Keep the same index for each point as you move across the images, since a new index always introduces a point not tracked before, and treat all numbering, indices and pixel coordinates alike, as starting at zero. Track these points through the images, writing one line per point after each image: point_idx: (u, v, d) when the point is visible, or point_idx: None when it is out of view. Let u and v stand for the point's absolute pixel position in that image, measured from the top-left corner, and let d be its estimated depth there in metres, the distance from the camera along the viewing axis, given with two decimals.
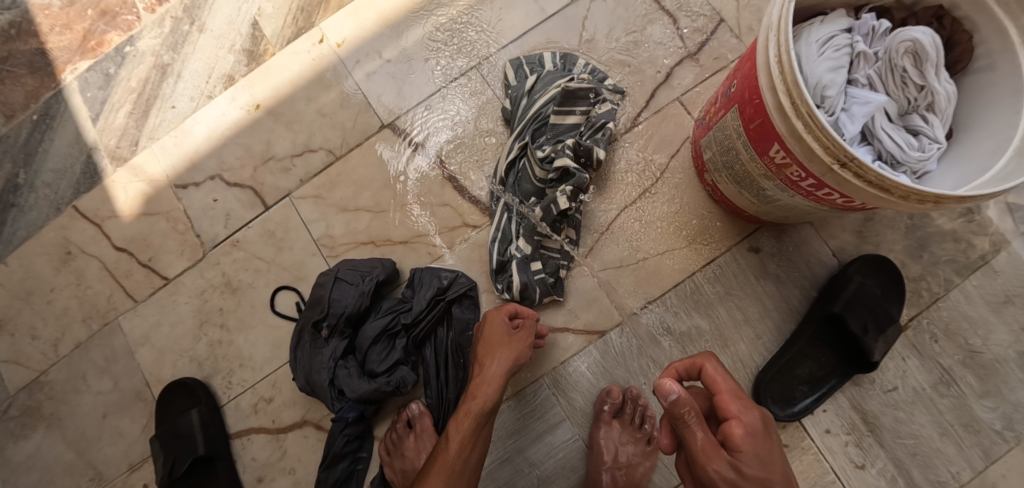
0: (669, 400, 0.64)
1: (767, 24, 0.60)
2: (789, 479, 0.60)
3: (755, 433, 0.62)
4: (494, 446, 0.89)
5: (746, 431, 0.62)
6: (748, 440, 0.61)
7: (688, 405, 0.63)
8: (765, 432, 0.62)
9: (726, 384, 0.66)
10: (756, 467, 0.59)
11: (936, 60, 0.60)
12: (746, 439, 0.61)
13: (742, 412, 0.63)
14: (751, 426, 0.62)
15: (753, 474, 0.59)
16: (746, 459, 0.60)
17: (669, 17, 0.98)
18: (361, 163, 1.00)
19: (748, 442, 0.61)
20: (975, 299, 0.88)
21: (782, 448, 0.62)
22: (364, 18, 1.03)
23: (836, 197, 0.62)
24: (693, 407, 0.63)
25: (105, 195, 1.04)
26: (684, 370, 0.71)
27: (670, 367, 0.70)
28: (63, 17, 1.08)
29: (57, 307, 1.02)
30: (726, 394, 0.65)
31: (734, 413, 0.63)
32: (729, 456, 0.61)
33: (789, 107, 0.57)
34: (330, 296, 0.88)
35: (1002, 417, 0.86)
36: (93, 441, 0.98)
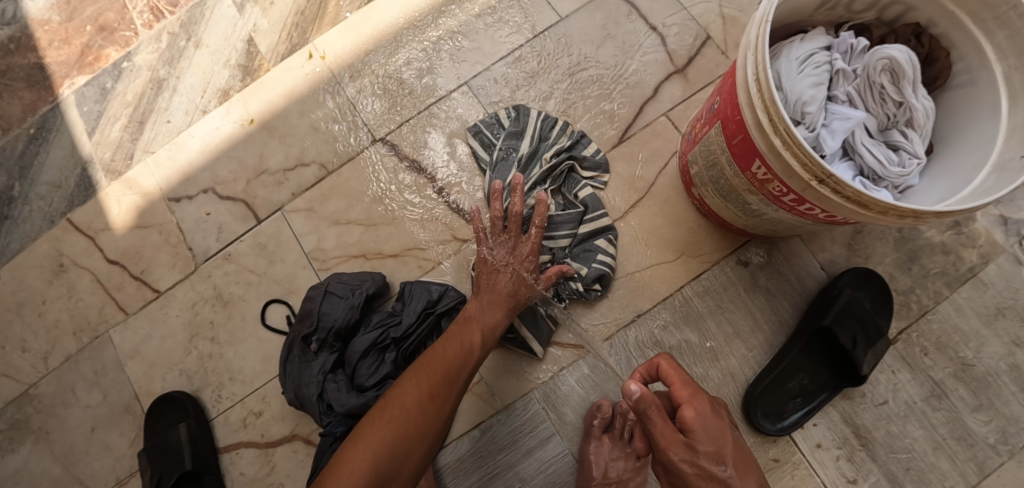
0: (632, 398, 0.61)
1: (746, 43, 0.61)
2: (740, 455, 0.60)
3: (706, 415, 0.62)
4: (482, 462, 0.88)
5: (697, 414, 0.62)
6: (700, 422, 0.61)
7: (651, 399, 0.61)
8: (713, 410, 0.63)
9: (675, 373, 0.66)
10: (709, 443, 0.59)
11: (913, 77, 0.61)
12: (697, 420, 0.61)
13: (691, 396, 0.63)
14: (703, 409, 0.62)
15: (707, 451, 0.59)
16: (700, 438, 0.60)
17: (657, 33, 1.00)
18: (353, 177, 1.01)
19: (699, 422, 0.61)
20: (966, 312, 0.89)
21: (731, 427, 0.63)
22: (357, 34, 1.05)
23: (818, 212, 0.62)
24: (655, 398, 0.61)
25: (98, 208, 1.04)
26: (644, 373, 0.69)
27: (633, 370, 0.68)
28: (61, 32, 1.10)
29: (48, 320, 1.02)
30: (680, 384, 0.65)
31: (684, 398, 0.63)
32: (686, 436, 0.60)
33: (767, 124, 0.58)
34: (320, 310, 0.88)
35: (996, 430, 0.86)
36: (80, 455, 0.97)
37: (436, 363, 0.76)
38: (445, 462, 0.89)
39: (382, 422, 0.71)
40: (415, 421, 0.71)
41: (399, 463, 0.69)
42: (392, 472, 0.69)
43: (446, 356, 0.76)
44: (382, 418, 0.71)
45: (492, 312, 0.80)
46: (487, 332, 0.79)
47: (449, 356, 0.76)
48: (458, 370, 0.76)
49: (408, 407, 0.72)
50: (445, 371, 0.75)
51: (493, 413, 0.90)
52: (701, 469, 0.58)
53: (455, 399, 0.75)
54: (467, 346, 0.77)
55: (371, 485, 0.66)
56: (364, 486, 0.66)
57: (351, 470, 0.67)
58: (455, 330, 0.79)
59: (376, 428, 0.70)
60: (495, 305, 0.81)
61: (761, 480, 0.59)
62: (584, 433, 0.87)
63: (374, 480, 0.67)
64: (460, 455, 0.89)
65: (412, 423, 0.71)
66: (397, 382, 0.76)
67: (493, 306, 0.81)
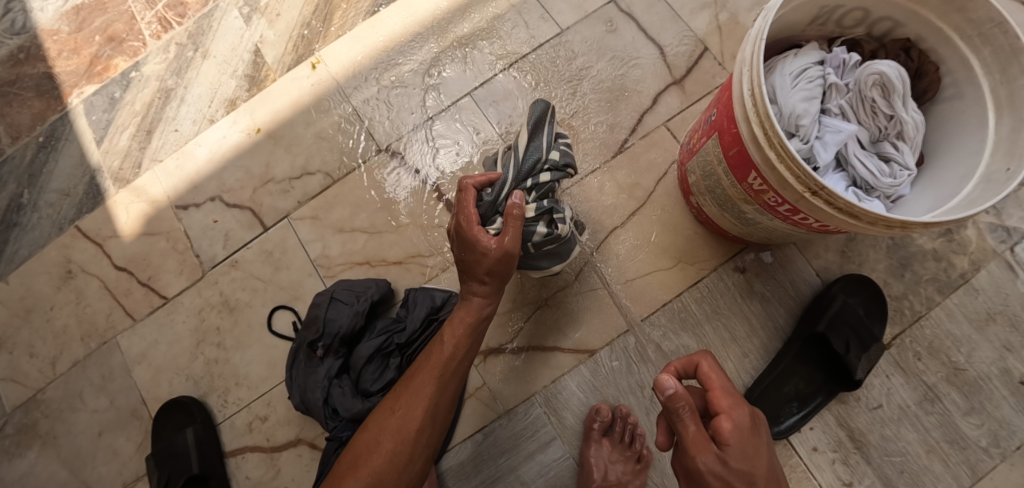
0: (665, 394, 0.63)
1: (741, 59, 0.63)
2: (770, 470, 0.62)
3: (742, 428, 0.62)
4: (485, 465, 0.90)
5: (733, 426, 0.62)
6: (736, 435, 0.62)
7: (684, 399, 0.63)
8: (750, 427, 0.63)
9: (718, 383, 0.65)
10: (740, 458, 0.60)
11: (903, 91, 0.63)
12: (733, 432, 0.62)
13: (732, 410, 0.63)
14: (739, 423, 0.62)
15: (737, 466, 0.60)
16: (732, 452, 0.60)
17: (655, 45, 1.02)
18: (357, 186, 1.03)
19: (735, 435, 0.61)
20: (957, 317, 0.91)
21: (767, 443, 0.63)
22: (361, 45, 1.07)
23: (811, 222, 0.64)
24: (688, 401, 0.63)
25: (107, 216, 1.06)
26: (681, 369, 0.69)
27: (669, 365, 0.69)
28: (70, 42, 1.12)
29: (56, 326, 1.03)
30: (720, 395, 0.65)
31: (725, 409, 0.63)
32: (717, 448, 0.61)
33: (762, 137, 0.60)
34: (326, 316, 0.89)
35: (988, 434, 0.87)
36: (88, 459, 0.99)
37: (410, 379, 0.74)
38: (448, 466, 0.90)
39: (361, 450, 0.71)
40: (389, 441, 0.70)
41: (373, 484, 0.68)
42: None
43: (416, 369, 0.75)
44: (362, 446, 0.71)
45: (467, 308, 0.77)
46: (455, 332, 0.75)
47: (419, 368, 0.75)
48: (426, 379, 0.73)
49: (382, 428, 0.71)
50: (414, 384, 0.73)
51: (495, 417, 0.91)
52: (728, 483, 0.59)
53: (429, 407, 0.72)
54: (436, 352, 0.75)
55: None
56: None
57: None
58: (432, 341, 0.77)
59: (354, 459, 0.70)
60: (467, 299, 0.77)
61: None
62: (584, 436, 0.89)
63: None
64: (462, 458, 0.90)
65: (384, 443, 0.70)
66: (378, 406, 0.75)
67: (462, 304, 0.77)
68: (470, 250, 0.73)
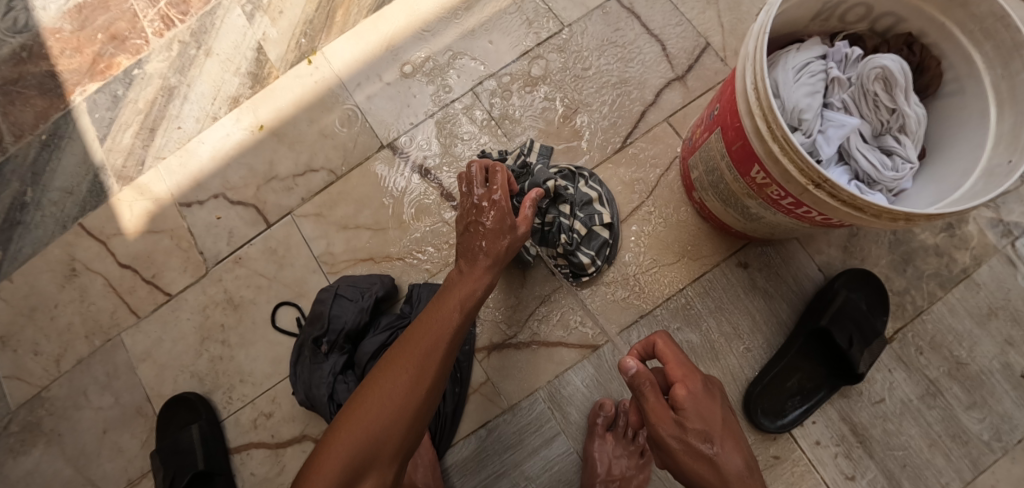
0: (628, 374, 0.64)
1: (745, 54, 0.63)
2: (728, 431, 0.63)
3: (698, 394, 0.63)
4: (490, 460, 0.90)
5: (688, 392, 0.63)
6: (691, 400, 0.63)
7: (646, 376, 0.64)
8: (705, 392, 0.64)
9: (673, 354, 0.66)
10: (698, 421, 0.61)
11: (906, 85, 0.63)
12: (687, 398, 0.63)
13: (686, 379, 0.64)
14: (695, 389, 0.63)
15: (696, 430, 0.61)
16: (690, 417, 0.62)
17: (657, 41, 1.03)
18: (361, 182, 1.03)
19: (690, 401, 0.62)
20: (959, 312, 0.91)
21: (723, 406, 0.65)
22: (363, 42, 1.07)
23: (815, 215, 0.64)
24: (648, 377, 0.64)
25: (110, 214, 1.06)
26: (641, 349, 0.70)
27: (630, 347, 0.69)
28: (73, 41, 1.12)
29: (60, 324, 1.04)
30: (676, 365, 0.65)
31: (681, 380, 0.63)
32: (675, 413, 0.63)
33: (766, 131, 0.60)
34: (330, 312, 0.90)
35: (990, 428, 0.88)
36: (93, 456, 0.99)
37: (411, 342, 0.72)
38: (452, 462, 0.91)
39: (357, 410, 0.68)
40: (390, 403, 0.68)
41: (378, 445, 0.66)
42: (370, 456, 0.66)
43: (420, 332, 0.73)
44: (357, 405, 0.69)
45: (466, 279, 0.77)
46: (464, 299, 0.75)
47: (425, 331, 0.73)
48: (432, 345, 0.72)
49: (382, 388, 0.69)
50: (416, 350, 0.71)
51: (499, 412, 0.92)
52: (688, 445, 0.61)
53: (431, 374, 0.71)
54: (441, 320, 0.74)
55: (347, 471, 0.64)
56: (342, 473, 0.64)
57: (326, 462, 0.65)
58: (431, 308, 0.76)
59: (356, 412, 0.68)
60: (467, 272, 0.77)
61: (746, 454, 0.63)
62: (588, 431, 0.89)
63: (350, 468, 0.65)
64: (466, 454, 0.91)
65: (384, 404, 0.68)
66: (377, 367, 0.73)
67: (466, 274, 0.77)
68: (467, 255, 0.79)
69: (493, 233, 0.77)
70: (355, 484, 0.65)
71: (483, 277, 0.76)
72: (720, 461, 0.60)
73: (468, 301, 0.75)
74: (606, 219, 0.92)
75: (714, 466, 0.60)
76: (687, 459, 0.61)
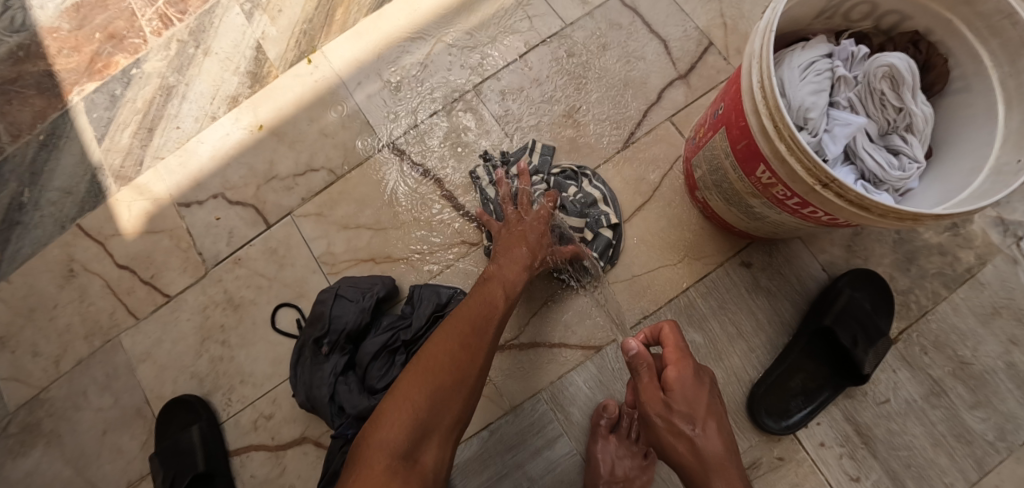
0: (629, 354, 0.69)
1: (750, 52, 0.63)
2: (714, 415, 0.65)
3: (688, 378, 0.66)
4: (493, 462, 0.90)
5: (679, 375, 0.66)
6: (680, 383, 0.66)
7: (644, 358, 0.68)
8: (694, 377, 0.66)
9: (673, 340, 0.69)
10: (683, 402, 0.65)
11: (912, 83, 0.63)
12: (677, 380, 0.66)
13: (677, 363, 0.67)
14: (684, 374, 0.66)
15: (680, 410, 0.65)
16: (675, 398, 0.65)
17: (659, 40, 1.02)
18: (361, 182, 1.02)
19: (679, 383, 0.66)
20: (963, 311, 0.91)
21: (713, 392, 0.67)
22: (364, 41, 1.06)
23: (821, 215, 0.64)
24: (647, 358, 0.68)
25: (109, 214, 1.06)
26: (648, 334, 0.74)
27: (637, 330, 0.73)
28: (71, 40, 1.11)
29: (60, 325, 1.03)
30: (673, 351, 0.69)
31: (672, 364, 0.67)
32: (665, 393, 0.66)
33: (772, 130, 0.60)
34: (331, 313, 0.89)
35: (994, 428, 0.88)
36: (93, 458, 0.99)
37: (463, 315, 0.76)
38: (455, 463, 0.90)
39: (417, 375, 0.70)
40: (449, 372, 0.71)
41: (437, 413, 0.69)
42: (431, 422, 0.68)
43: (472, 311, 0.77)
44: (415, 371, 0.71)
45: (511, 271, 0.82)
46: (509, 288, 0.81)
47: (476, 310, 0.77)
48: (485, 321, 0.76)
49: (439, 356, 0.72)
50: (472, 324, 0.75)
51: (501, 413, 0.91)
52: (671, 424, 0.64)
53: (485, 348, 0.74)
54: (491, 300, 0.78)
55: (411, 433, 0.66)
56: (406, 435, 0.66)
57: (389, 425, 0.66)
58: (478, 289, 0.80)
59: (414, 377, 0.70)
60: (513, 264, 0.83)
61: (728, 439, 0.65)
62: (591, 432, 0.89)
63: (414, 430, 0.66)
64: (469, 455, 0.90)
65: (444, 372, 0.70)
66: (430, 338, 0.76)
67: (512, 266, 0.83)
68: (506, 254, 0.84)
69: (540, 239, 0.87)
70: (416, 448, 0.66)
71: (525, 276, 0.83)
72: (699, 441, 0.63)
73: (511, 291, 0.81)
74: (612, 220, 0.93)
75: (693, 446, 0.63)
76: (671, 437, 0.64)
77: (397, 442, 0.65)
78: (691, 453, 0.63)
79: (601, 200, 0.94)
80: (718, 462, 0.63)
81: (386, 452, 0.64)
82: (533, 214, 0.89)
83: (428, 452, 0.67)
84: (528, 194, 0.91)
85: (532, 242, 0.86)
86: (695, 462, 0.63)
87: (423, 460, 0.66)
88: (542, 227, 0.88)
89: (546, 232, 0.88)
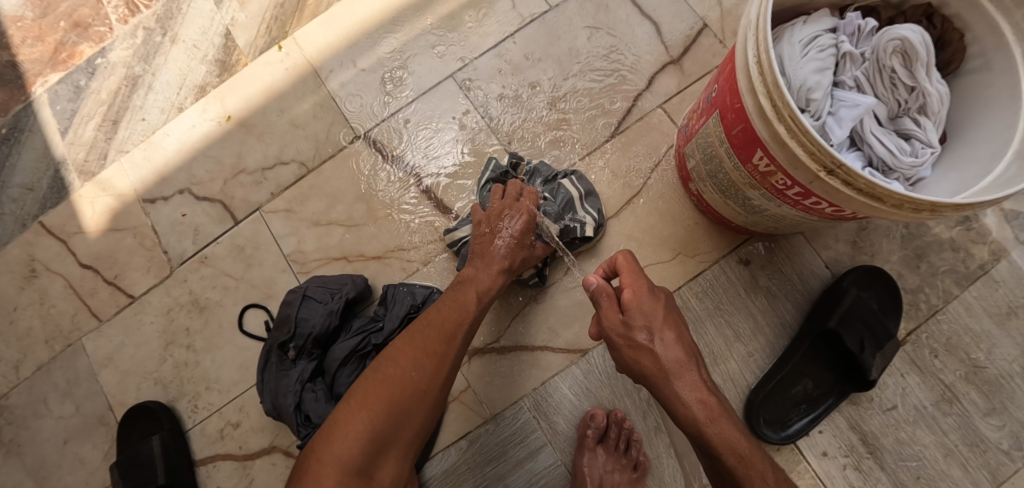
0: (590, 289, 0.67)
1: (746, 23, 0.57)
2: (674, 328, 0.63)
3: (644, 297, 0.64)
4: (472, 475, 0.84)
5: (635, 294, 0.64)
6: (637, 302, 0.63)
7: (604, 288, 0.66)
8: (652, 294, 0.64)
9: (627, 263, 0.67)
10: (641, 317, 0.62)
11: (927, 59, 0.57)
12: (633, 299, 0.63)
13: (633, 283, 0.65)
14: (641, 292, 0.64)
15: (637, 324, 0.62)
16: (634, 316, 0.63)
17: (650, 22, 0.96)
18: (334, 175, 0.96)
19: (636, 302, 0.63)
20: (976, 311, 0.84)
21: (671, 307, 0.64)
22: (339, 26, 1.00)
23: (825, 206, 0.58)
24: (608, 289, 0.66)
25: (71, 211, 0.99)
26: (604, 268, 0.70)
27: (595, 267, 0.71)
28: (35, 29, 1.04)
29: (20, 328, 0.97)
30: (627, 274, 0.66)
31: (628, 284, 0.64)
32: (622, 314, 0.64)
33: (770, 110, 0.54)
34: (297, 315, 0.83)
35: (1009, 436, 0.81)
36: (53, 469, 0.92)
37: (434, 321, 0.71)
38: (432, 476, 0.84)
39: (376, 384, 0.66)
40: (412, 386, 0.67)
41: (396, 426, 0.65)
42: (388, 437, 0.64)
43: (443, 316, 0.72)
44: (376, 379, 0.67)
45: (486, 274, 0.76)
46: (484, 293, 0.76)
47: (447, 315, 0.72)
48: (455, 328, 0.71)
49: (403, 368, 0.67)
50: (441, 331, 0.71)
51: (481, 421, 0.85)
52: (631, 341, 0.62)
53: (453, 358, 0.70)
54: (463, 306, 0.73)
55: (368, 448, 0.62)
56: (359, 449, 0.62)
57: (342, 436, 0.62)
58: (451, 293, 0.75)
59: (373, 386, 0.66)
60: (488, 267, 0.77)
61: (688, 344, 0.63)
62: (577, 444, 0.83)
63: (371, 446, 0.63)
64: (446, 466, 0.84)
65: (407, 390, 0.66)
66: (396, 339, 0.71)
67: (489, 268, 0.77)
68: (480, 257, 0.78)
69: (514, 239, 0.79)
70: (373, 460, 0.63)
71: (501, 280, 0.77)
72: (660, 352, 0.61)
73: (484, 296, 0.76)
74: (587, 231, 0.84)
75: (655, 357, 0.61)
76: (629, 353, 0.63)
77: (352, 457, 0.61)
78: (653, 367, 0.61)
79: (578, 199, 0.85)
80: (680, 371, 0.61)
81: (337, 467, 0.61)
82: (509, 212, 0.81)
83: (384, 466, 0.64)
84: (514, 188, 0.83)
85: (509, 243, 0.78)
86: (658, 373, 0.61)
87: (377, 475, 0.64)
88: (522, 227, 0.79)
89: (529, 236, 0.80)
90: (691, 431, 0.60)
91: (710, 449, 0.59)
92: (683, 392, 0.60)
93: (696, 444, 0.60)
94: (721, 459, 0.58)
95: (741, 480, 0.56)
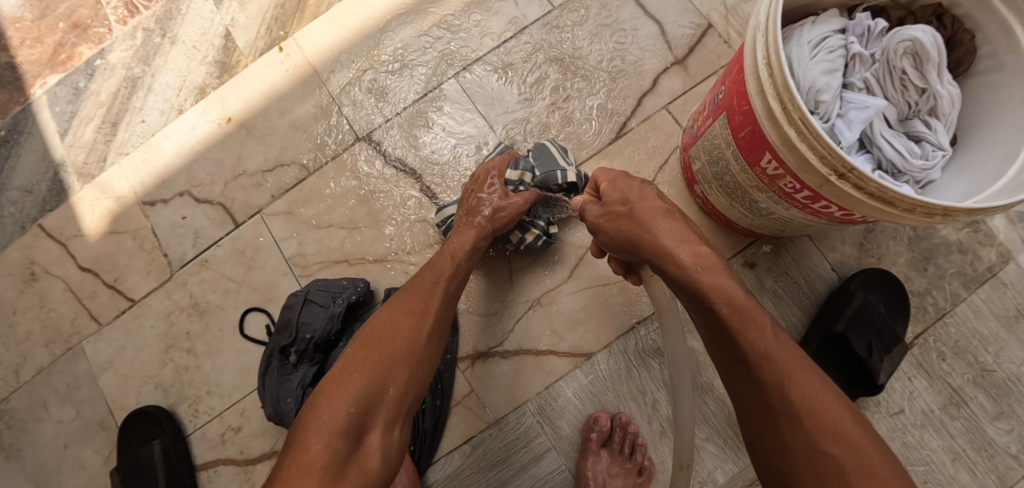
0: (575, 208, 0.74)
1: (755, 25, 0.56)
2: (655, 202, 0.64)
3: (618, 179, 0.68)
4: (475, 481, 0.83)
5: (609, 181, 0.69)
6: (613, 185, 0.68)
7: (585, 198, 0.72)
8: (627, 177, 0.68)
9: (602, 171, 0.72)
10: (617, 192, 0.67)
11: (938, 61, 0.56)
12: (608, 184, 0.69)
13: (607, 175, 0.70)
14: (617, 179, 0.69)
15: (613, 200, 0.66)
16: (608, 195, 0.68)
17: (654, 22, 0.95)
18: (335, 178, 0.96)
19: (611, 186, 0.68)
20: (985, 314, 0.84)
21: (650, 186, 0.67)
22: (340, 26, 0.99)
23: (834, 211, 0.57)
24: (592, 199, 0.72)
25: (71, 214, 0.98)
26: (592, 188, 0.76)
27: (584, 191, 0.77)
28: (33, 30, 1.03)
29: (19, 332, 0.96)
30: (605, 176, 0.71)
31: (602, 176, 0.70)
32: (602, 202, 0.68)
33: (780, 113, 0.53)
34: (298, 319, 0.83)
35: (1017, 440, 0.81)
36: (53, 473, 0.92)
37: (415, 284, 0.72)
38: (435, 480, 0.84)
39: (362, 349, 0.65)
40: (392, 345, 0.65)
41: (380, 385, 0.62)
42: (377, 396, 0.61)
43: (421, 279, 0.72)
44: (363, 344, 0.65)
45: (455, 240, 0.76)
46: (455, 251, 0.74)
47: (425, 278, 0.72)
48: (432, 287, 0.71)
49: (387, 333, 0.66)
50: (421, 290, 0.70)
51: (483, 426, 0.85)
52: (613, 212, 0.66)
53: (437, 316, 0.69)
54: (440, 268, 0.73)
55: (354, 409, 0.59)
56: (347, 411, 0.59)
57: (329, 402, 0.59)
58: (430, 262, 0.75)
59: (357, 354, 0.64)
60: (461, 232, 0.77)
61: (668, 206, 0.64)
62: (581, 448, 0.82)
63: (358, 406, 0.60)
64: (449, 471, 0.84)
65: (387, 349, 0.64)
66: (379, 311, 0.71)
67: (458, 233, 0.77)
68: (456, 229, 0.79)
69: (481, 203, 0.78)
70: (363, 421, 0.59)
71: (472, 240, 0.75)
72: (652, 222, 0.61)
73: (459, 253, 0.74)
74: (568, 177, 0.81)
75: (642, 223, 0.62)
76: (612, 228, 0.65)
77: (340, 420, 0.58)
78: (639, 231, 0.62)
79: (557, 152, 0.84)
80: (671, 229, 0.61)
81: (324, 431, 0.57)
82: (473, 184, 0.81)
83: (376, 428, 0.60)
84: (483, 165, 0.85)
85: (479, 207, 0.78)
86: (643, 234, 0.61)
87: (368, 439, 0.59)
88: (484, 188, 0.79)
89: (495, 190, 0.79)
90: (684, 283, 0.58)
91: (702, 300, 0.56)
92: (677, 249, 0.59)
93: (687, 294, 0.58)
94: (715, 308, 0.55)
95: (739, 334, 0.54)
